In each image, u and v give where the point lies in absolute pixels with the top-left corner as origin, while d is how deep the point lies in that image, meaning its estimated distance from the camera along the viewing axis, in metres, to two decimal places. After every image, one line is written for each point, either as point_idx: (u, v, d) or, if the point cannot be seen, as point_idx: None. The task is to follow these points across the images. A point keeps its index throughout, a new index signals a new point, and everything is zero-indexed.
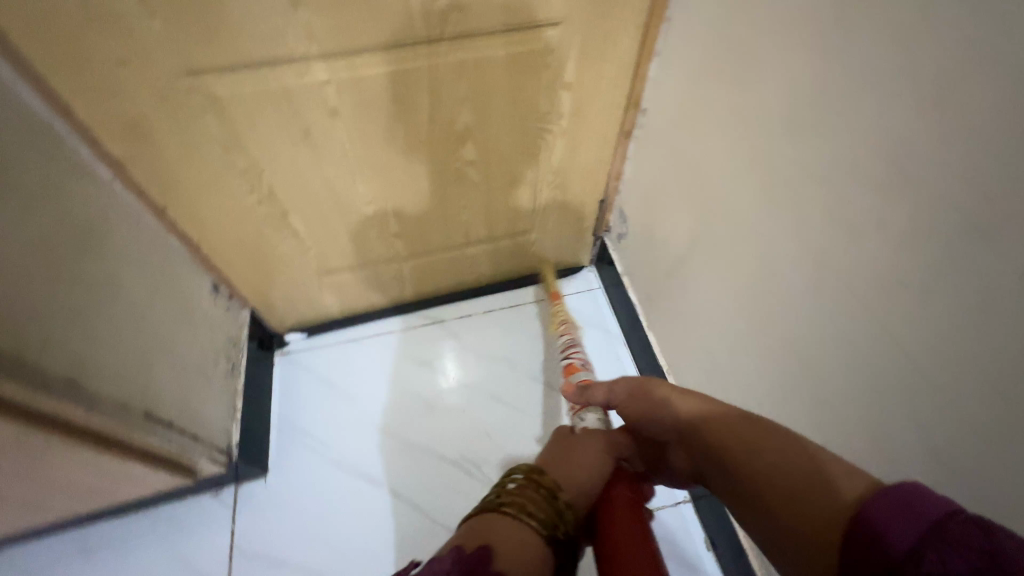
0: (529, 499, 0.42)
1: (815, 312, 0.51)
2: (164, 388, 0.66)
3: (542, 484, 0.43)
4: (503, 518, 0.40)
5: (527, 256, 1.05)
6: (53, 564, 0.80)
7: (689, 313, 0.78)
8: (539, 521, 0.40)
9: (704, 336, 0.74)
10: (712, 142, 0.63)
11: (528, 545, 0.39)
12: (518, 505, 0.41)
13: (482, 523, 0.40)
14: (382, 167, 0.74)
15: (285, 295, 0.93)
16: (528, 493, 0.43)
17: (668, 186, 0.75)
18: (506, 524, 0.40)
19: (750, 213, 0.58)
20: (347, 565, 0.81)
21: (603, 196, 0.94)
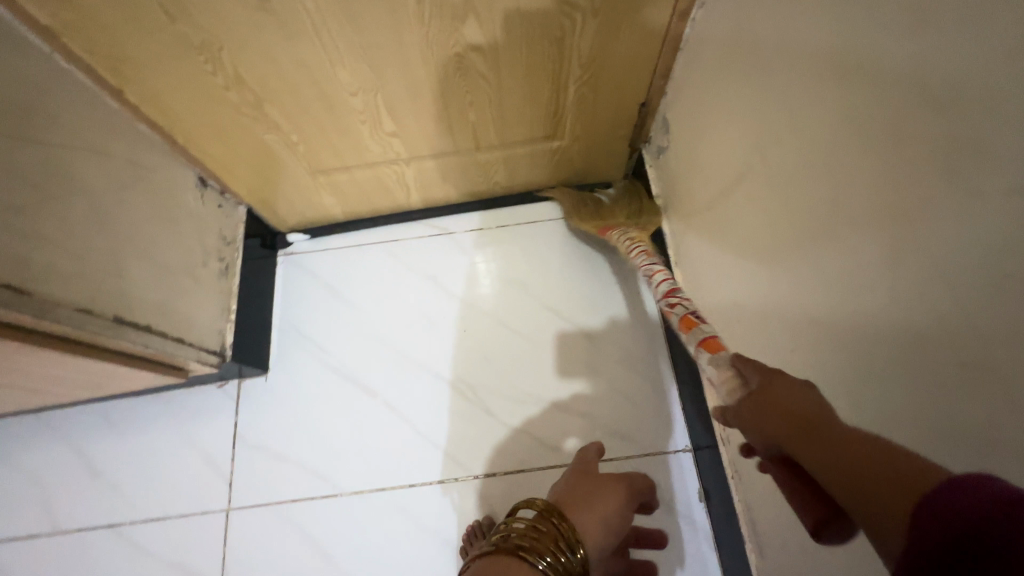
0: (546, 543, 0.47)
1: (876, 287, 0.39)
2: (143, 291, 0.64)
3: (561, 531, 0.48)
4: (519, 568, 0.45)
5: (550, 167, 0.91)
6: (81, 430, 0.86)
7: (725, 255, 0.65)
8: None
9: (738, 285, 0.62)
10: (789, 31, 0.45)
11: None
12: (534, 550, 0.46)
13: (500, 571, 0.46)
14: (368, 49, 0.61)
15: (280, 194, 0.86)
16: (545, 535, 0.48)
17: (724, 91, 0.58)
18: (523, 572, 0.45)
19: (821, 142, 0.43)
20: (342, 466, 0.84)
21: (646, 98, 0.77)
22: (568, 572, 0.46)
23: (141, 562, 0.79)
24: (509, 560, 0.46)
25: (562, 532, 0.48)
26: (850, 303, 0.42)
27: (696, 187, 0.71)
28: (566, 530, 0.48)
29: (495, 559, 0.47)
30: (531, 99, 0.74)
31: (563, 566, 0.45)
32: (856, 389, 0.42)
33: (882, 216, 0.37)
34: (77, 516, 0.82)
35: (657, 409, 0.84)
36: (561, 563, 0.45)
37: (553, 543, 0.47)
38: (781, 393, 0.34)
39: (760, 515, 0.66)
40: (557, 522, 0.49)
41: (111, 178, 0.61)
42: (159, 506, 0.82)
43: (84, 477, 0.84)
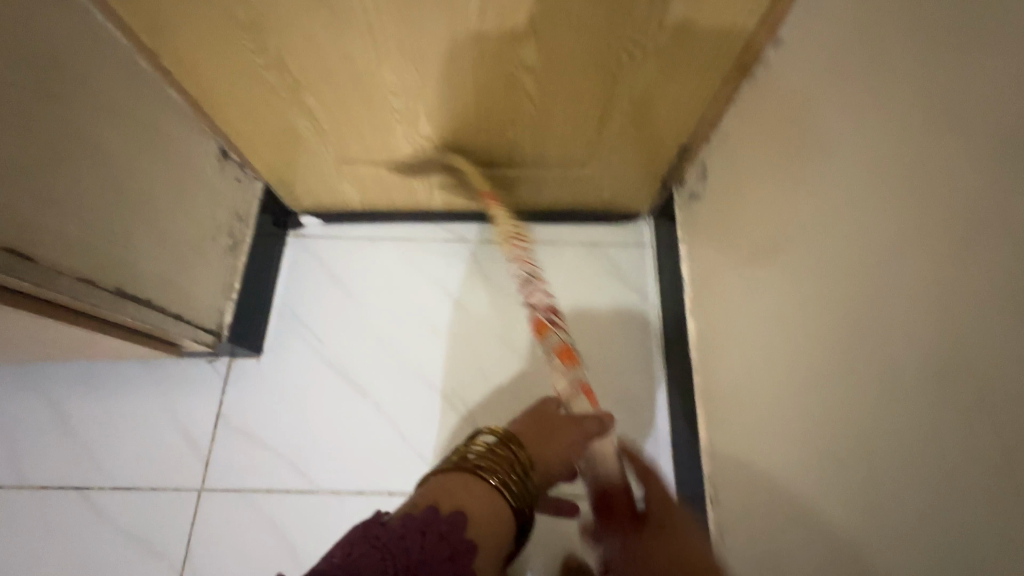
0: (501, 465, 0.50)
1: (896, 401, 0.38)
2: (145, 264, 0.61)
3: (518, 456, 0.51)
4: (480, 486, 0.48)
5: (577, 191, 0.90)
6: (61, 383, 0.84)
7: (741, 317, 0.63)
8: (511, 496, 0.48)
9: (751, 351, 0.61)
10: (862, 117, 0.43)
11: (497, 514, 0.47)
12: (489, 469, 0.49)
13: (458, 484, 0.48)
14: (417, 52, 0.58)
15: (300, 176, 0.84)
16: (502, 457, 0.50)
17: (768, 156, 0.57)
18: (485, 490, 0.47)
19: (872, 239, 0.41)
20: (321, 462, 0.82)
21: (687, 141, 0.76)
22: (523, 493, 0.49)
23: (102, 530, 0.77)
24: (472, 478, 0.48)
25: (518, 457, 0.51)
26: (869, 407, 0.41)
27: (725, 241, 0.69)
28: (522, 455, 0.52)
29: (452, 475, 0.48)
30: (573, 125, 0.72)
31: (518, 485, 0.49)
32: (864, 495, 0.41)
33: (916, 329, 0.36)
34: (43, 474, 0.80)
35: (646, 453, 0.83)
36: (514, 484, 0.49)
37: (509, 466, 0.50)
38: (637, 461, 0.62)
39: None
40: (514, 450, 0.52)
41: (131, 144, 0.58)
42: (128, 476, 0.80)
43: (56, 434, 0.82)
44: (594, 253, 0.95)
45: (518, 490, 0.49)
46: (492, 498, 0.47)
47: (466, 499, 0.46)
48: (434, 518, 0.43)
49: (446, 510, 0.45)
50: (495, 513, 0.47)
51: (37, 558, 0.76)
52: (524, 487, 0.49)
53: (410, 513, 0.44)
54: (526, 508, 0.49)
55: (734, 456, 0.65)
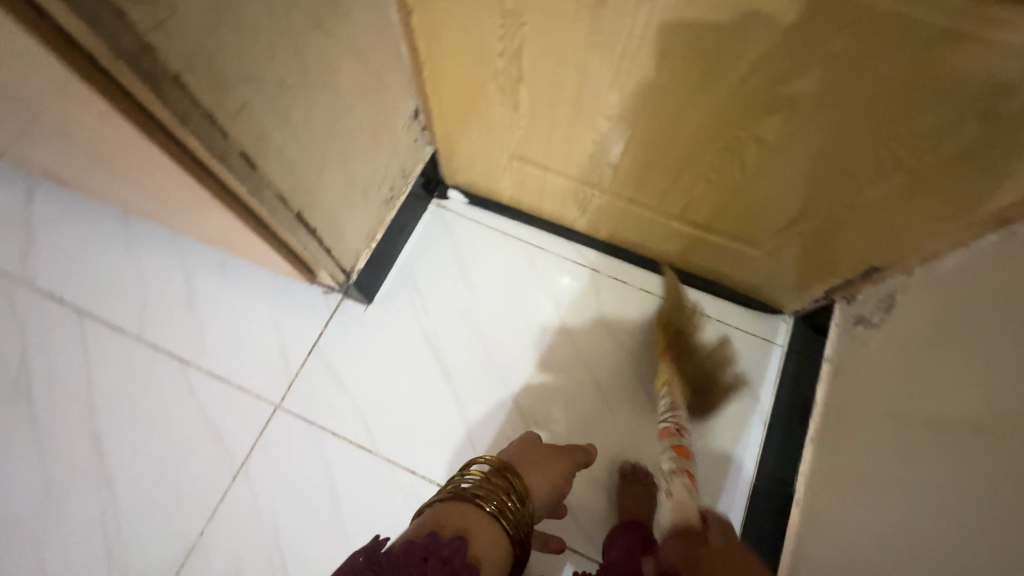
0: (498, 492, 0.50)
1: None
2: (325, 196, 0.64)
3: (513, 484, 0.52)
4: (478, 514, 0.47)
5: (730, 265, 0.84)
6: (197, 260, 0.91)
7: (896, 484, 0.57)
8: (507, 524, 0.48)
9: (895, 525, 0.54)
10: None
11: (498, 546, 0.46)
12: (487, 497, 0.49)
13: (455, 513, 0.47)
14: (654, 87, 0.56)
15: (470, 155, 0.85)
16: (497, 486, 0.51)
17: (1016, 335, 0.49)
18: (485, 518, 0.47)
19: None
20: (387, 427, 0.83)
21: (882, 264, 0.68)
22: (520, 521, 0.50)
23: (187, 408, 0.83)
24: (471, 507, 0.48)
25: (513, 484, 0.52)
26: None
27: (899, 393, 0.62)
28: (516, 483, 0.52)
29: (452, 503, 0.48)
30: (768, 206, 0.67)
31: (515, 513, 0.49)
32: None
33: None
34: (159, 336, 0.87)
35: None
36: (510, 511, 0.49)
37: (504, 493, 0.50)
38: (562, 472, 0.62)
39: None
40: (510, 479, 0.53)
41: (358, 85, 0.61)
42: (224, 368, 0.85)
43: (180, 305, 0.88)
44: (718, 332, 0.90)
45: (513, 517, 0.49)
46: (491, 527, 0.47)
47: (468, 528, 0.46)
48: (435, 544, 0.41)
49: (449, 535, 0.44)
50: (494, 541, 0.46)
51: (130, 408, 0.83)
52: (521, 514, 0.50)
53: (408, 543, 0.41)
54: (521, 540, 0.49)
55: None
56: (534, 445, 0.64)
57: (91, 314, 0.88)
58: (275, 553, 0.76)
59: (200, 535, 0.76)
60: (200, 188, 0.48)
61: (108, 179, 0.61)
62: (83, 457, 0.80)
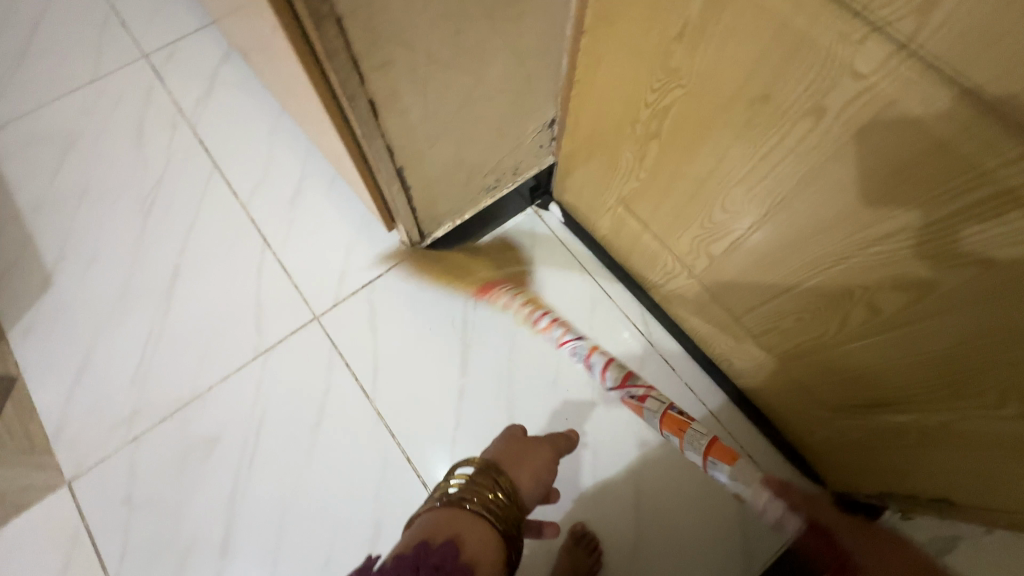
0: (483, 490, 0.54)
1: None
2: (432, 163, 0.67)
3: (497, 481, 0.56)
4: (464, 514, 0.52)
5: (788, 410, 0.75)
6: (318, 164, 1.00)
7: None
8: (495, 519, 0.53)
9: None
10: None
11: (489, 541, 0.51)
12: (470, 498, 0.53)
13: (450, 519, 0.51)
14: (784, 204, 0.51)
15: (583, 181, 0.84)
16: (483, 484, 0.55)
17: None
18: (470, 519, 0.52)
19: None
20: (391, 383, 0.87)
21: (957, 502, 0.57)
22: (507, 515, 0.54)
23: (250, 281, 0.92)
24: (456, 510, 0.52)
25: (497, 481, 0.56)
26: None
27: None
28: (501, 479, 0.57)
29: (443, 510, 0.52)
30: (854, 380, 0.59)
31: (500, 508, 0.54)
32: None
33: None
34: (258, 212, 0.97)
35: None
36: (497, 505, 0.54)
37: (489, 491, 0.54)
38: (544, 454, 0.64)
39: None
40: (494, 474, 0.57)
41: (506, 80, 0.63)
42: (293, 264, 0.94)
43: (285, 196, 0.98)
44: (742, 466, 0.82)
45: (501, 508, 0.54)
46: (481, 526, 0.51)
47: (461, 531, 0.50)
48: (424, 554, 0.46)
49: (440, 540, 0.48)
50: (485, 538, 0.51)
51: (210, 260, 0.94)
52: (507, 507, 0.54)
53: (398, 556, 0.46)
54: (511, 531, 0.54)
55: None
56: (519, 435, 0.66)
57: (220, 171, 1.00)
58: (253, 438, 0.83)
59: (207, 390, 0.85)
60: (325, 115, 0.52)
61: None
62: (160, 281, 0.93)
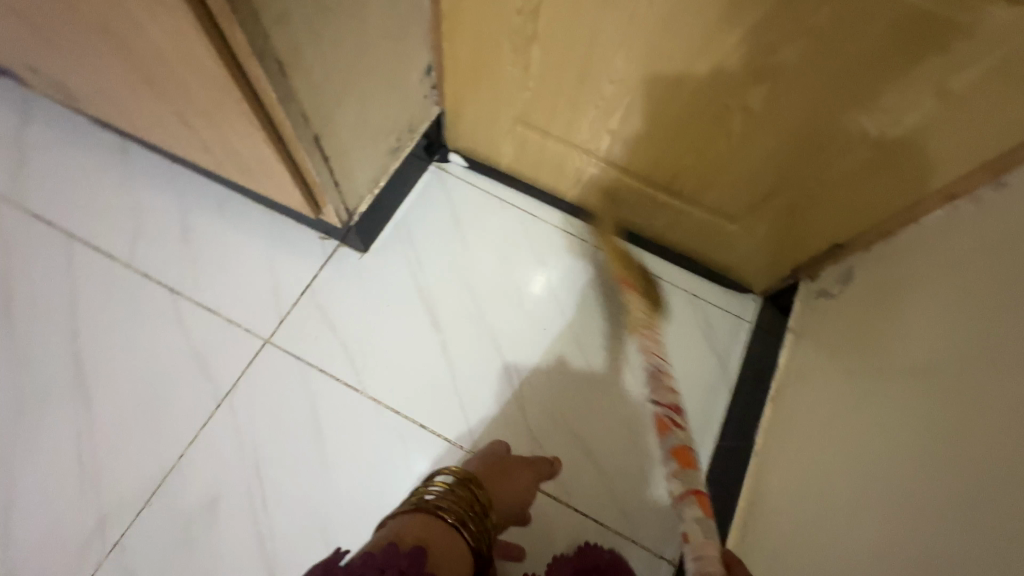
0: (459, 503, 0.59)
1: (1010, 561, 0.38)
2: (342, 126, 0.67)
3: (474, 499, 0.61)
4: (440, 522, 0.56)
5: (710, 243, 0.90)
6: (195, 194, 0.92)
7: (841, 452, 0.63)
8: (467, 533, 0.57)
9: (841, 491, 0.61)
10: None
11: (458, 551, 0.55)
12: (448, 508, 0.58)
13: (417, 523, 0.55)
14: (659, 53, 0.62)
15: (475, 117, 0.89)
16: (460, 496, 0.60)
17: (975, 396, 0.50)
18: (445, 528, 0.56)
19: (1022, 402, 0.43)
20: (373, 371, 0.85)
21: (845, 242, 0.75)
22: (478, 533, 0.58)
23: (174, 336, 0.83)
24: (434, 518, 0.57)
25: (475, 498, 0.61)
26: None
27: (851, 371, 0.68)
28: (478, 496, 0.62)
29: (417, 513, 0.57)
30: (750, 180, 0.74)
31: (474, 523, 0.58)
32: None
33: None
34: (149, 265, 0.87)
35: (666, 508, 0.82)
36: (467, 521, 0.58)
37: (464, 506, 0.59)
38: (512, 486, 0.69)
39: None
40: (472, 489, 0.62)
41: (385, 26, 0.65)
42: (215, 301, 0.86)
43: (174, 238, 0.89)
44: (694, 306, 0.95)
45: (473, 523, 0.58)
46: (451, 536, 0.56)
47: (429, 535, 0.55)
48: (394, 555, 0.50)
49: (409, 545, 0.52)
50: (455, 548, 0.55)
51: (114, 333, 0.82)
52: (480, 529, 0.59)
53: (366, 554, 0.49)
54: (481, 547, 0.58)
55: (779, 559, 0.66)
56: (499, 452, 0.73)
57: (80, 239, 0.87)
58: (254, 483, 0.77)
59: (181, 460, 0.76)
60: (230, 82, 0.50)
61: (128, 93, 0.63)
62: (62, 378, 0.79)
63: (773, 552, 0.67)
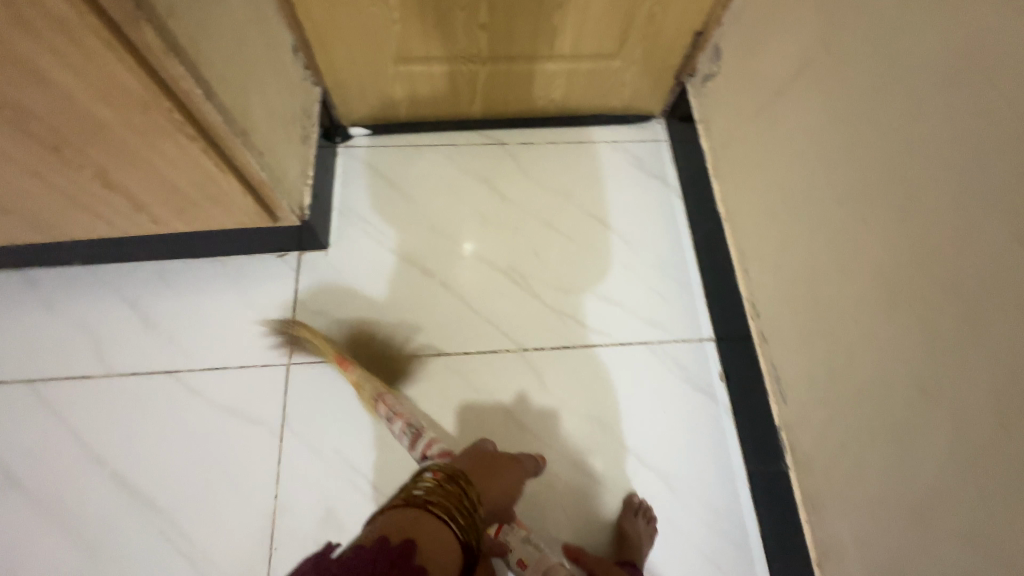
0: (447, 498, 0.60)
1: (922, 127, 0.53)
2: (257, 118, 0.68)
3: (465, 493, 0.62)
4: (429, 517, 0.56)
5: (604, 90, 1.01)
6: (134, 281, 0.88)
7: (778, 176, 0.77)
8: (458, 527, 0.57)
9: (804, 209, 0.71)
10: None
11: (449, 545, 0.55)
12: (440, 503, 0.58)
13: (405, 515, 0.55)
14: None
15: (358, 78, 0.92)
16: (449, 491, 0.61)
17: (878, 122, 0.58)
18: (436, 523, 0.56)
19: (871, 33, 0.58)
20: (396, 335, 0.89)
21: (702, 28, 0.90)
22: (465, 525, 0.58)
23: (198, 409, 0.81)
24: (424, 513, 0.57)
25: (464, 492, 0.62)
26: (927, 129, 0.52)
27: (752, 115, 0.82)
28: (466, 491, 0.62)
29: (406, 509, 0.57)
30: (610, 10, 0.86)
31: (463, 517, 0.59)
32: (916, 209, 0.54)
33: (953, 78, 0.49)
34: (130, 363, 0.83)
35: (685, 305, 0.95)
36: (459, 513, 0.59)
37: (453, 499, 0.60)
38: (507, 472, 0.72)
39: (790, 382, 0.75)
40: (461, 483, 0.63)
41: (247, 10, 0.66)
42: (216, 359, 0.84)
43: (139, 327, 0.85)
44: (619, 149, 1.07)
45: (464, 519, 0.59)
46: (442, 528, 0.56)
47: (415, 528, 0.54)
48: (385, 549, 0.49)
49: (398, 540, 0.51)
50: (446, 542, 0.55)
51: (136, 439, 0.79)
52: (470, 521, 0.59)
53: (356, 549, 0.48)
54: (469, 539, 0.58)
55: (768, 276, 0.79)
56: (487, 452, 0.75)
57: (41, 379, 0.81)
58: (355, 478, 0.79)
59: (277, 498, 0.77)
60: (156, 94, 0.51)
61: (30, 182, 0.60)
62: (112, 503, 0.75)
63: (761, 272, 0.81)
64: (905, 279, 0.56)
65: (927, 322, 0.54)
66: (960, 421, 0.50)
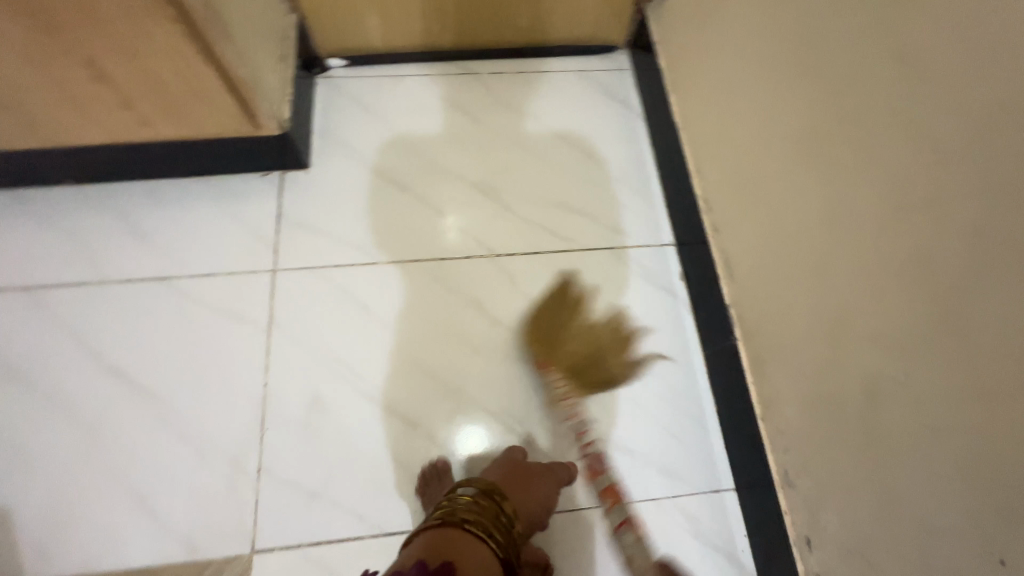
0: (485, 513, 0.65)
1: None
2: (237, 22, 0.72)
3: (501, 507, 0.67)
4: (467, 536, 0.61)
5: (569, 19, 1.07)
6: (123, 198, 0.92)
7: (723, 75, 0.83)
8: (497, 543, 0.62)
9: (746, 99, 0.78)
10: None
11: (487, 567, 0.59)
12: (478, 522, 0.63)
13: (440, 534, 0.60)
14: None
15: (334, 6, 0.97)
16: (485, 506, 0.65)
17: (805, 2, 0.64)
18: (473, 541, 0.61)
19: None
20: (377, 245, 0.94)
21: None
22: (505, 544, 0.63)
23: (190, 312, 0.86)
24: (461, 531, 0.61)
25: (499, 509, 0.66)
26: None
27: (703, 23, 0.88)
28: (504, 506, 0.67)
29: (442, 528, 0.61)
30: None
31: (500, 534, 0.64)
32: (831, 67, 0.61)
33: None
34: (123, 271, 0.88)
35: (647, 214, 1.01)
36: (495, 530, 0.63)
37: (491, 514, 0.65)
38: (541, 482, 0.76)
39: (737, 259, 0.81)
40: (496, 499, 0.67)
41: None
42: (205, 267, 0.89)
43: (130, 239, 0.90)
44: (585, 76, 1.13)
45: (501, 535, 0.63)
46: (482, 549, 0.60)
47: (453, 548, 0.59)
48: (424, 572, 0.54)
49: (437, 562, 0.57)
50: (483, 562, 0.59)
51: (131, 338, 0.84)
52: (506, 540, 0.64)
53: None
54: (509, 556, 0.63)
55: (717, 166, 0.86)
56: (520, 460, 0.77)
57: (38, 285, 0.86)
58: (341, 369, 0.85)
59: (268, 389, 0.82)
60: None
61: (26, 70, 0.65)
62: (112, 392, 0.81)
63: (710, 166, 0.88)
64: (826, 136, 0.62)
65: (842, 166, 0.60)
66: (867, 245, 0.57)
